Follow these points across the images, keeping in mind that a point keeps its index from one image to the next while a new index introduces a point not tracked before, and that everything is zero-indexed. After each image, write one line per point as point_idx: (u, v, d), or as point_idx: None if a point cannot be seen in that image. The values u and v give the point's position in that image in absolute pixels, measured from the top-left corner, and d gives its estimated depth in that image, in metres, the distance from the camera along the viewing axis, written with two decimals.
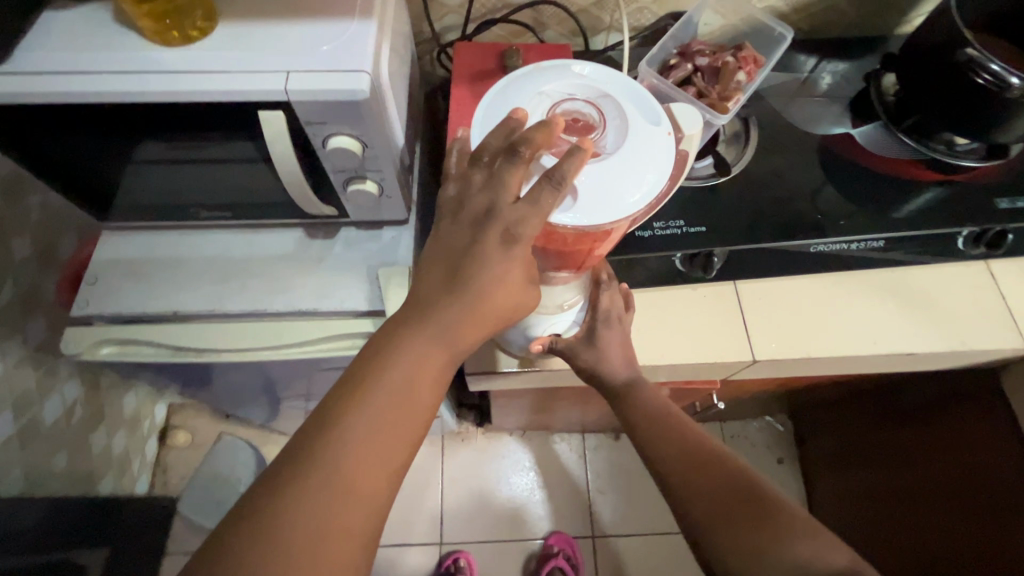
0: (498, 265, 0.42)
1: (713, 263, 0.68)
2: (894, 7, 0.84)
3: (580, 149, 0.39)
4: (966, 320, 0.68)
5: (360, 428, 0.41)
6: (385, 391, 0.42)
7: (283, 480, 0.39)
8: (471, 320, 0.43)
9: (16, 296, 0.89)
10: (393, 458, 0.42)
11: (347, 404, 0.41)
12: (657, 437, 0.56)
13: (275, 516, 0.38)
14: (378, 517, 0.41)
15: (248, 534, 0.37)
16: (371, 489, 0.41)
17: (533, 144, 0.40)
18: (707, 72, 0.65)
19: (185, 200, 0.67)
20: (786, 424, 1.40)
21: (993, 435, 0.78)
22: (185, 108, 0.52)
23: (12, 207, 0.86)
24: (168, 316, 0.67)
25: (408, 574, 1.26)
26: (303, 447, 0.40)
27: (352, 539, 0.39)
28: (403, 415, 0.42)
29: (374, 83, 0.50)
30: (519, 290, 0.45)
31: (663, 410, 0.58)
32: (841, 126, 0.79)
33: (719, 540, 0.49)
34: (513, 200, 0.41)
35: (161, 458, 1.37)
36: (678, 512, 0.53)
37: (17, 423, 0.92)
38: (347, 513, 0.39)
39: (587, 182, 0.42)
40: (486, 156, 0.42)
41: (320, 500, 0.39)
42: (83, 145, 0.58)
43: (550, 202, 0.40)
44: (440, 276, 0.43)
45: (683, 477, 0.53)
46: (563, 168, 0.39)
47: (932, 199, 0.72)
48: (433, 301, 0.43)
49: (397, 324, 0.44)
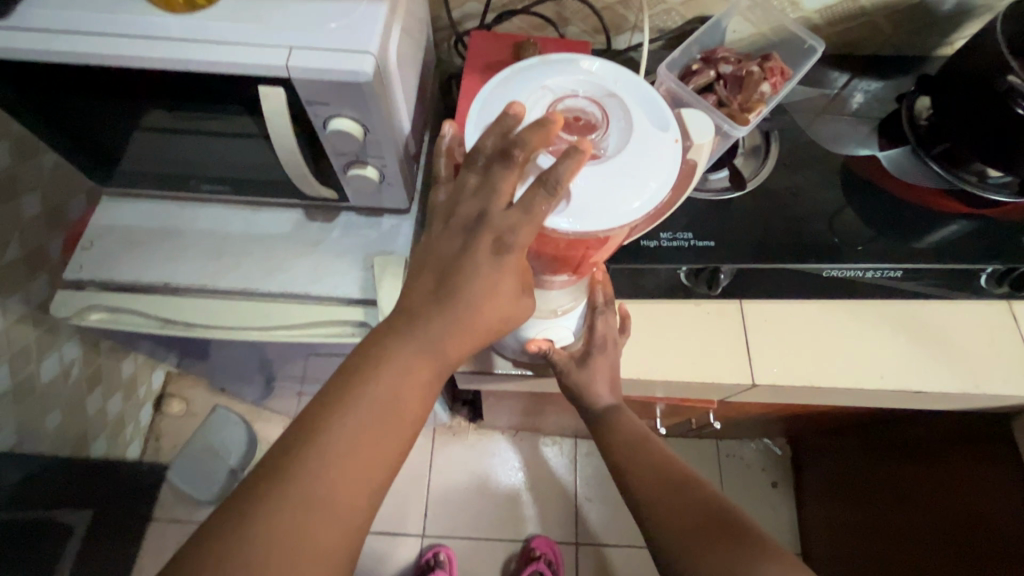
0: (488, 270, 0.40)
1: (719, 279, 0.66)
2: (935, 28, 0.80)
3: (578, 150, 0.37)
4: (981, 362, 0.65)
5: (342, 439, 0.39)
6: (370, 402, 0.40)
7: (257, 489, 0.38)
8: (464, 331, 0.42)
9: (22, 254, 0.90)
10: (375, 471, 0.40)
11: (329, 414, 0.40)
12: (628, 462, 0.56)
13: (247, 529, 0.36)
14: (355, 532, 0.40)
15: (218, 545, 0.36)
16: (350, 503, 0.39)
17: (527, 148, 0.38)
18: (730, 81, 0.62)
19: (187, 171, 0.66)
20: (784, 448, 1.36)
21: (999, 483, 0.74)
22: (188, 77, 0.51)
23: (23, 166, 0.86)
24: (161, 286, 0.67)
25: (388, 563, 1.25)
26: (281, 456, 0.39)
27: (327, 556, 0.38)
28: (387, 428, 0.40)
29: (379, 66, 0.49)
30: (514, 300, 0.43)
31: (637, 435, 0.58)
32: (867, 147, 0.75)
33: (691, 566, 0.46)
34: (503, 206, 0.40)
35: (155, 424, 1.38)
36: (651, 540, 0.50)
37: (13, 379, 0.93)
38: (324, 528, 0.38)
39: (583, 186, 0.40)
40: (478, 158, 0.41)
41: (296, 514, 0.37)
42: (86, 107, 0.57)
43: (543, 208, 0.38)
44: (430, 283, 0.42)
45: (653, 497, 0.52)
46: (558, 171, 0.37)
47: (959, 231, 0.68)
48: (426, 312, 0.41)
49: (386, 333, 0.42)
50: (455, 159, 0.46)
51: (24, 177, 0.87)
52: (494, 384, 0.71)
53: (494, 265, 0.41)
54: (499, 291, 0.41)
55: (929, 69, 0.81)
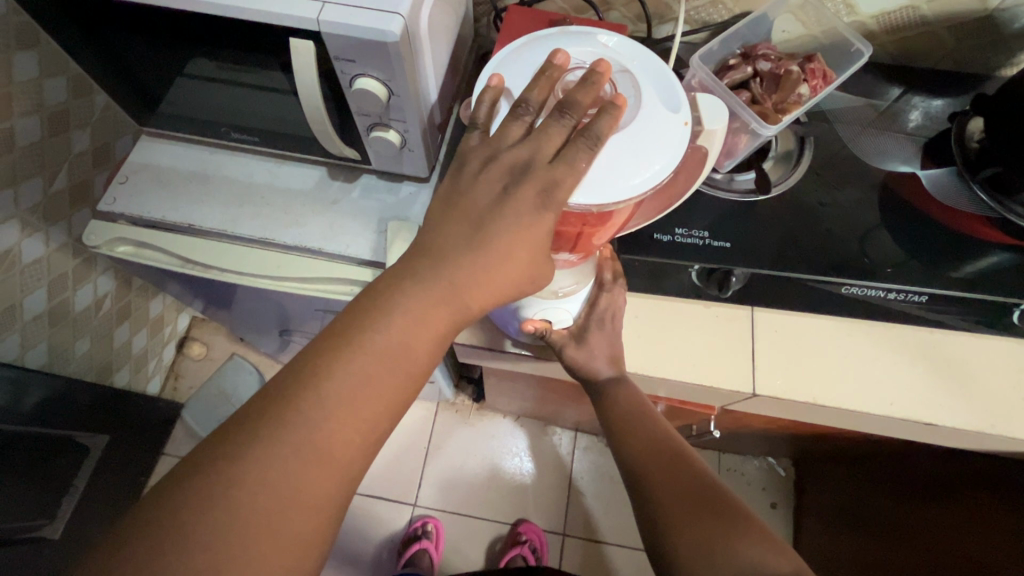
0: (502, 231, 0.39)
1: (731, 282, 0.65)
2: (1001, 47, 0.76)
3: (614, 109, 0.38)
4: (1003, 402, 0.61)
5: (343, 387, 0.37)
6: (372, 355, 0.38)
7: (250, 431, 0.36)
8: (483, 286, 0.40)
9: (69, 186, 0.94)
10: (374, 423, 0.39)
11: (331, 360, 0.38)
12: (631, 434, 0.59)
13: (237, 471, 0.35)
14: (347, 486, 0.38)
15: (204, 487, 0.34)
16: (346, 454, 0.38)
17: (578, 109, 0.39)
18: (767, 79, 0.61)
19: (221, 119, 0.68)
20: (789, 470, 1.33)
21: (1000, 530, 0.71)
22: (226, 24, 0.52)
23: (77, 102, 0.90)
24: (183, 227, 0.70)
25: (378, 526, 1.29)
26: (278, 398, 0.37)
27: (318, 506, 0.37)
28: (391, 380, 0.39)
29: (408, 28, 0.49)
30: (538, 259, 0.41)
31: (640, 408, 0.60)
32: (908, 164, 0.72)
33: (678, 539, 0.50)
34: (549, 157, 0.38)
35: (176, 364, 1.45)
36: (643, 510, 0.54)
37: (49, 302, 0.99)
38: (318, 476, 0.36)
39: (607, 156, 0.40)
40: (525, 110, 0.40)
41: (290, 460, 0.36)
42: (132, 45, 0.60)
43: (585, 163, 0.38)
44: (459, 229, 0.40)
45: (648, 464, 0.56)
46: (599, 127, 0.38)
47: (997, 264, 0.65)
48: (444, 261, 0.39)
49: (398, 278, 0.40)
50: (499, 104, 0.42)
51: (78, 114, 0.91)
52: (493, 362, 0.72)
53: (511, 227, 0.39)
54: (517, 254, 0.40)
55: (988, 89, 0.76)
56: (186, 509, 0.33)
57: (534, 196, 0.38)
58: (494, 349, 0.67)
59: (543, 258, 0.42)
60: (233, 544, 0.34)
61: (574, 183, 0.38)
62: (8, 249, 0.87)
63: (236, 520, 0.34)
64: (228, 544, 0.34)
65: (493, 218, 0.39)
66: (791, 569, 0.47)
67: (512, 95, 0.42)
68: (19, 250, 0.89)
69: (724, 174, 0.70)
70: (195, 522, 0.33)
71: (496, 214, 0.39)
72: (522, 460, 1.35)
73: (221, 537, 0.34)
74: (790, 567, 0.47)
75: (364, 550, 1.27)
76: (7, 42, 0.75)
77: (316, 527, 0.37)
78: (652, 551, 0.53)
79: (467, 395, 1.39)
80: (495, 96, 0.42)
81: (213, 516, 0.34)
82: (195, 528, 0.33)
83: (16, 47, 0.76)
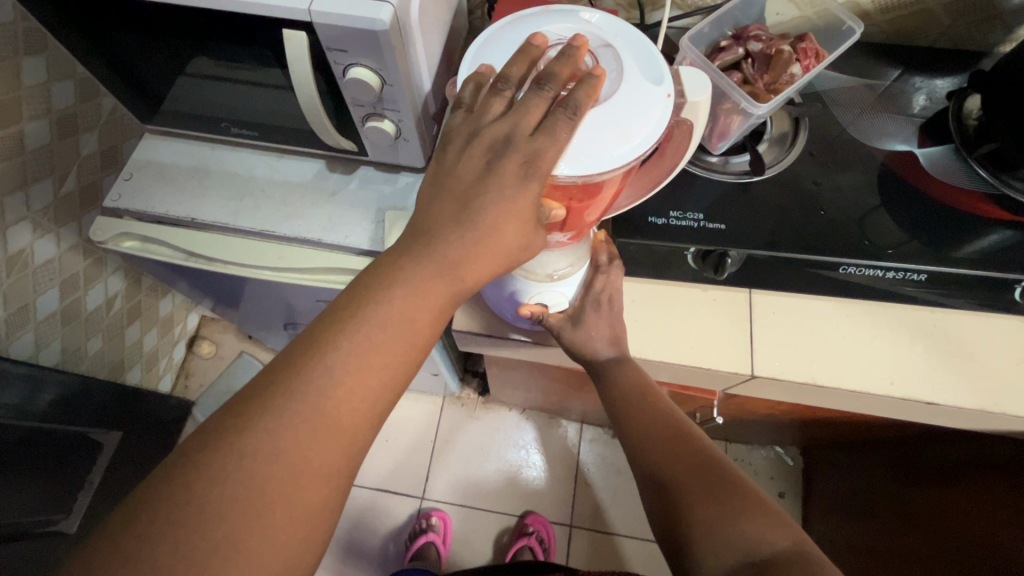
0: (489, 207, 0.39)
1: (726, 264, 0.63)
2: (998, 22, 0.75)
3: (593, 77, 0.39)
4: (1007, 379, 0.60)
5: (346, 359, 0.38)
6: (372, 329, 0.39)
7: (255, 404, 0.37)
8: (477, 261, 0.40)
9: (79, 188, 0.97)
10: (379, 393, 0.40)
11: (333, 333, 0.39)
12: (634, 412, 0.59)
13: (249, 443, 0.36)
14: (350, 461, 0.39)
15: (213, 462, 0.35)
16: (351, 426, 0.38)
17: (556, 80, 0.39)
18: (758, 60, 0.62)
19: (220, 114, 0.69)
20: (797, 459, 1.32)
21: (1005, 512, 0.70)
22: (221, 19, 0.54)
23: (84, 105, 0.92)
24: (187, 221, 0.71)
25: (387, 520, 1.30)
26: (281, 373, 0.38)
27: (324, 477, 0.37)
28: (391, 351, 0.40)
29: (398, 17, 0.50)
30: (531, 232, 0.42)
31: (641, 386, 0.59)
32: (906, 143, 0.72)
33: (687, 518, 0.51)
34: (530, 130, 0.39)
35: (186, 363, 1.49)
36: (651, 488, 0.55)
37: (62, 301, 1.01)
38: (324, 448, 0.37)
39: (589, 126, 0.40)
40: (504, 86, 0.40)
41: (297, 431, 0.37)
42: (132, 43, 0.61)
43: (565, 132, 0.38)
44: (450, 205, 0.40)
45: (648, 439, 0.57)
46: (577, 96, 0.38)
47: (1000, 241, 0.64)
48: (438, 238, 0.40)
49: (396, 257, 0.41)
50: (485, 86, 0.42)
51: (86, 117, 0.93)
52: (493, 350, 0.72)
53: (499, 202, 0.39)
54: (508, 227, 0.40)
55: (986, 65, 0.76)
56: (197, 483, 0.34)
57: (518, 168, 0.39)
58: (493, 339, 0.67)
59: (538, 229, 0.42)
60: (248, 512, 0.35)
61: (557, 154, 0.39)
62: (21, 250, 0.89)
63: (250, 490, 0.35)
64: (241, 514, 0.35)
65: (481, 194, 0.39)
66: (787, 544, 0.48)
67: (495, 73, 0.43)
68: (32, 251, 0.91)
69: (719, 157, 0.70)
70: (206, 495, 0.34)
71: (481, 191, 0.40)
72: (528, 451, 1.36)
73: (235, 507, 0.35)
74: (787, 542, 0.48)
75: (373, 543, 1.28)
76: (15, 48, 0.76)
77: (319, 499, 0.37)
78: (660, 525, 0.54)
79: (472, 389, 1.40)
80: (476, 77, 0.42)
81: (224, 492, 0.35)
82: (208, 500, 0.34)
83: (24, 52, 0.78)
